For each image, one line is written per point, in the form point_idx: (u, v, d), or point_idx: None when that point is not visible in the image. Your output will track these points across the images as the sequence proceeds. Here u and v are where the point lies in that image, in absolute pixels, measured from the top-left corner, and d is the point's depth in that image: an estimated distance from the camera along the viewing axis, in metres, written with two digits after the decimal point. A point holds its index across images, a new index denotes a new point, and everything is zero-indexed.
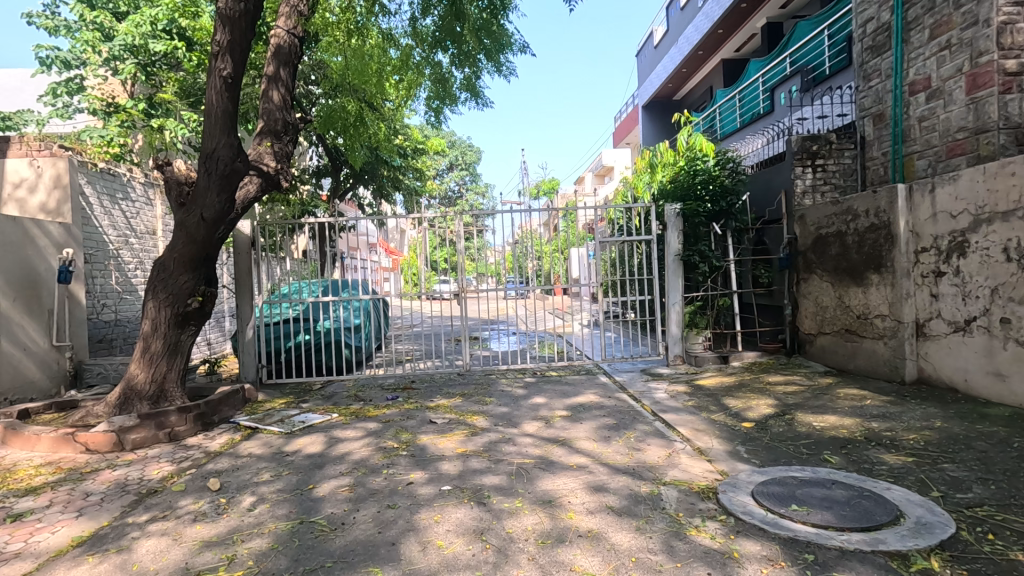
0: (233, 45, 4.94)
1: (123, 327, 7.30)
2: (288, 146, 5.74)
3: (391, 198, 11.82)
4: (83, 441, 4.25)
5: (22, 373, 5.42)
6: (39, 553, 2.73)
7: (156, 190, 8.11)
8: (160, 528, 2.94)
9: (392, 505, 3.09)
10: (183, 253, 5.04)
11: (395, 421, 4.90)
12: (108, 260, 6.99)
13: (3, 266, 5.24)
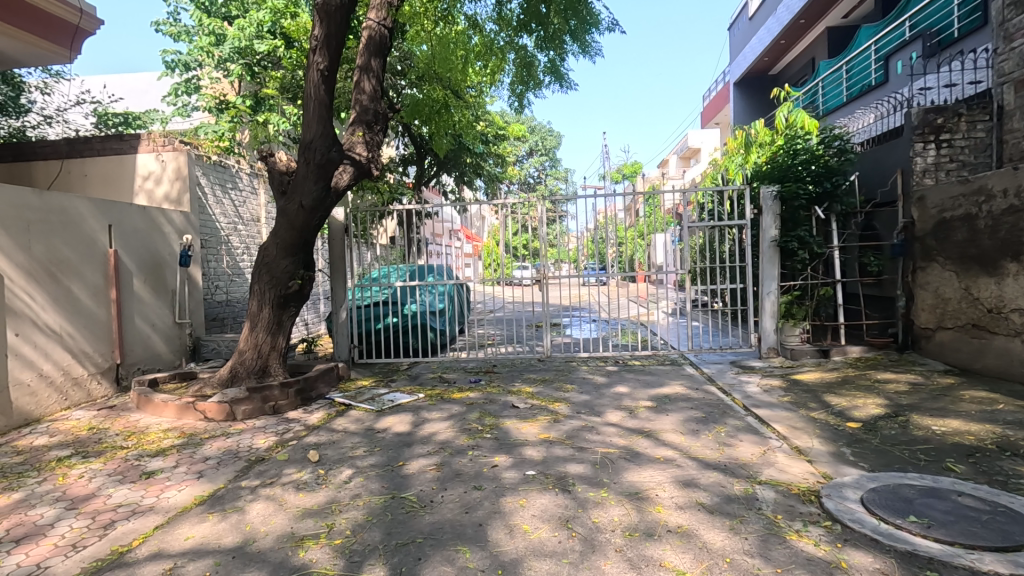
0: (329, 38, 5.16)
1: (234, 307, 7.96)
2: (379, 135, 5.94)
3: (472, 185, 12.00)
4: (201, 409, 4.69)
5: (151, 346, 6.06)
6: (168, 508, 3.04)
7: (260, 180, 8.73)
8: (268, 494, 3.19)
9: (479, 487, 3.15)
10: (283, 239, 5.38)
11: (478, 404, 5.00)
12: (220, 245, 7.63)
13: (134, 250, 5.85)
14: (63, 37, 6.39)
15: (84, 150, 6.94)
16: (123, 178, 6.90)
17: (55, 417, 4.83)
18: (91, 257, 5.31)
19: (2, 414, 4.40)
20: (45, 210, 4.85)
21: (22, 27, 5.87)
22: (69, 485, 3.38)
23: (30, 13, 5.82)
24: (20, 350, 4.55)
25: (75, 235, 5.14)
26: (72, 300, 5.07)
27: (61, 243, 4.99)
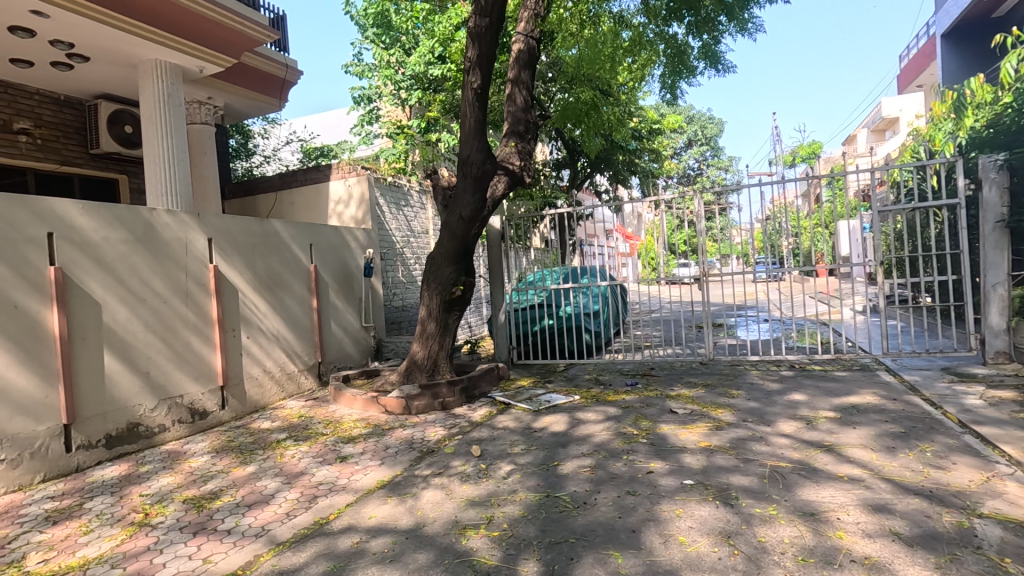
0: (480, 58, 5.47)
1: (409, 312, 8.84)
2: (530, 144, 6.13)
3: (627, 183, 11.79)
4: (383, 403, 5.30)
5: (344, 346, 7.00)
6: (357, 489, 3.50)
7: (428, 196, 9.56)
8: (437, 482, 3.49)
9: (633, 492, 3.09)
10: (447, 248, 5.84)
11: (635, 407, 4.89)
12: (396, 256, 8.54)
13: (329, 263, 6.82)
14: (274, 89, 7.70)
15: (291, 182, 8.26)
16: (321, 203, 8.09)
17: (276, 405, 5.84)
18: (299, 272, 6.33)
19: (239, 401, 5.47)
20: (265, 235, 5.90)
21: (246, 86, 7.19)
22: (284, 463, 4.07)
23: (250, 73, 7.11)
24: (250, 349, 5.61)
25: (286, 254, 6.18)
26: (285, 308, 6.09)
27: (277, 261, 6.03)
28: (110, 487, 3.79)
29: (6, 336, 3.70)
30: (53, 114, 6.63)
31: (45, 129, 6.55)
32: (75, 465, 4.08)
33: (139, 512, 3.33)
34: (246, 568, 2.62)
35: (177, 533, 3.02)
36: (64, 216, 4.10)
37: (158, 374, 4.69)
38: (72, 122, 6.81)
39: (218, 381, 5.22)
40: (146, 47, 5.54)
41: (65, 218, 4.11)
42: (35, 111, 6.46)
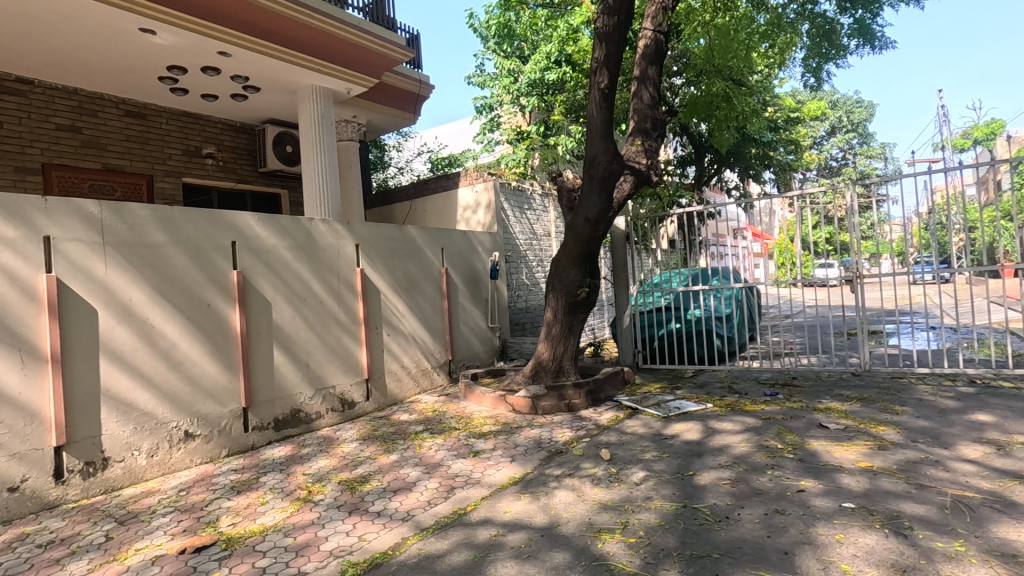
0: (608, 58, 5.42)
1: (532, 313, 9.00)
2: (657, 142, 5.95)
3: (760, 177, 10.98)
4: (511, 402, 5.44)
5: (472, 346, 7.30)
6: (491, 483, 3.62)
7: (550, 199, 9.67)
8: (569, 483, 3.50)
9: (782, 510, 2.85)
10: (572, 250, 5.85)
11: (777, 419, 4.53)
12: (520, 259, 8.73)
13: (458, 266, 7.15)
14: (408, 103, 8.19)
15: (424, 190, 8.79)
16: (450, 209, 8.52)
17: (412, 399, 6.24)
18: (432, 274, 6.72)
19: (381, 393, 5.93)
20: (403, 240, 6.34)
21: (387, 104, 7.77)
22: (423, 454, 4.34)
23: (389, 91, 7.68)
24: (390, 346, 6.07)
25: (421, 258, 6.58)
26: (420, 309, 6.49)
27: (413, 264, 6.45)
28: (279, 464, 4.30)
29: (200, 331, 4.36)
30: (232, 140, 7.72)
31: (226, 152, 7.64)
32: (252, 444, 4.69)
33: (304, 489, 3.74)
34: (396, 549, 2.82)
35: (335, 511, 3.34)
36: (243, 227, 4.73)
37: (315, 366, 5.24)
38: (246, 145, 7.87)
39: (363, 374, 5.71)
40: (304, 74, 6.23)
41: (243, 229, 4.73)
42: (219, 138, 7.56)
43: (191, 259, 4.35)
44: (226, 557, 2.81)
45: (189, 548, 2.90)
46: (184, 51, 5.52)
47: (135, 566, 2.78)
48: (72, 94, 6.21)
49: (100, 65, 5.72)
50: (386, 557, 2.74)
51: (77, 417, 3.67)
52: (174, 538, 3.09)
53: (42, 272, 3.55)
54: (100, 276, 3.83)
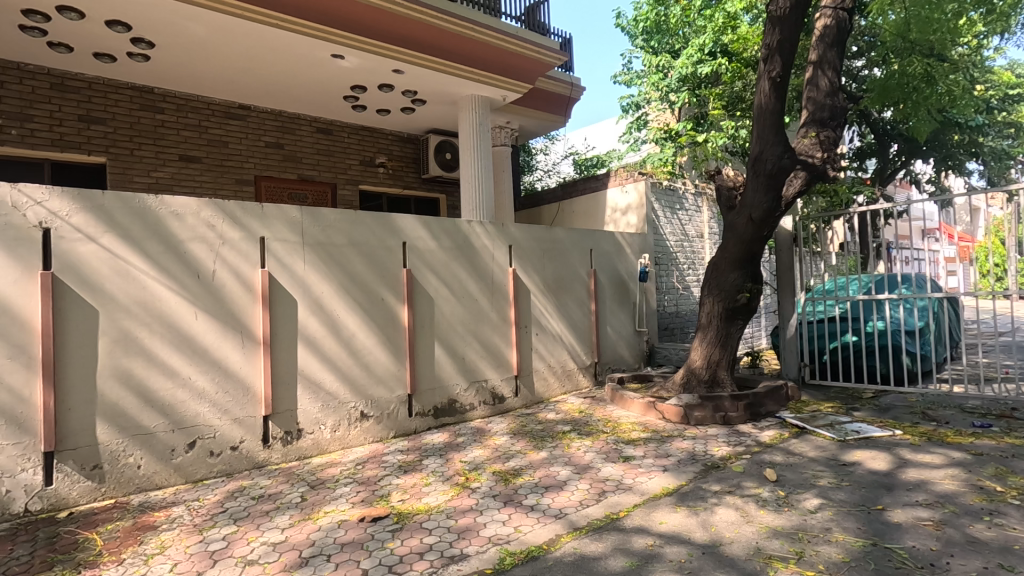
0: (782, 43, 5.00)
1: (682, 318, 8.61)
2: (835, 132, 5.34)
3: (965, 168, 9.34)
4: (661, 409, 5.26)
5: (618, 349, 7.19)
6: (643, 491, 3.52)
7: (703, 199, 9.18)
8: (730, 501, 3.28)
9: (1010, 566, 2.38)
10: (733, 253, 5.48)
11: (992, 456, 3.80)
12: (670, 261, 8.40)
13: (606, 268, 7.08)
14: (560, 107, 8.26)
15: (572, 192, 8.83)
16: (598, 211, 8.47)
17: (558, 399, 6.32)
18: (581, 276, 6.74)
19: (529, 390, 6.09)
20: (553, 242, 6.43)
21: (541, 109, 7.95)
22: (572, 454, 4.36)
23: (540, 95, 7.82)
24: (538, 346, 6.21)
25: (570, 259, 6.63)
26: (568, 310, 6.55)
27: (562, 265, 6.52)
28: (439, 450, 4.62)
29: (374, 323, 4.84)
30: (400, 149, 8.47)
31: (395, 161, 8.41)
32: (414, 428, 5.10)
33: (462, 475, 3.97)
34: (551, 544, 2.86)
35: (491, 499, 3.49)
36: (412, 230, 5.14)
37: (470, 361, 5.54)
38: (411, 154, 8.58)
39: (512, 370, 5.92)
40: (466, 85, 6.62)
41: (412, 231, 5.15)
42: (389, 148, 8.35)
43: (369, 259, 4.85)
44: (398, 530, 3.08)
45: (367, 517, 3.23)
46: (365, 72, 6.17)
47: (326, 526, 3.17)
48: (277, 116, 7.29)
49: (300, 89, 6.63)
50: (542, 551, 2.80)
51: (279, 392, 4.29)
52: (354, 506, 3.46)
53: (258, 268, 4.21)
54: (299, 272, 4.42)
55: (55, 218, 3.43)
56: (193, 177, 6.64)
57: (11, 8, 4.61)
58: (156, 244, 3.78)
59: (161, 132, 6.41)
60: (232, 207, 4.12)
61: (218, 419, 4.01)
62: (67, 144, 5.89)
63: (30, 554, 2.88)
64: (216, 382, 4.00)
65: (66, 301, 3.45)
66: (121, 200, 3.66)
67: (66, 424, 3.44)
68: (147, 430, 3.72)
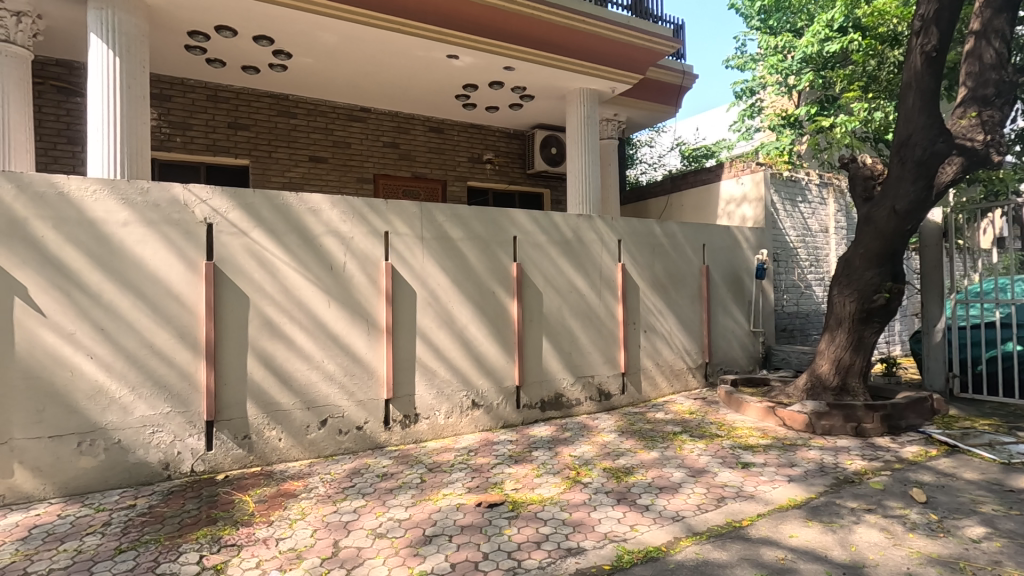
0: (940, 13, 4.45)
1: (803, 319, 7.98)
2: (1002, 111, 4.67)
3: None
4: (782, 416, 4.92)
5: (731, 349, 6.82)
6: (768, 501, 3.32)
7: (829, 190, 8.41)
8: (871, 520, 2.99)
9: None
10: (870, 249, 4.97)
11: None
12: (791, 258, 7.82)
13: (720, 264, 6.73)
14: (670, 96, 7.93)
15: (682, 184, 8.49)
16: (710, 204, 8.06)
17: (666, 398, 6.13)
18: (693, 273, 6.46)
19: (636, 389, 5.96)
20: (664, 236, 6.21)
21: (651, 100, 7.72)
22: (685, 456, 4.21)
23: (650, 84, 7.58)
24: (646, 344, 6.05)
25: (681, 255, 6.37)
26: (678, 308, 6.31)
27: (673, 262, 6.28)
28: (547, 442, 4.65)
29: (486, 315, 4.97)
30: (506, 145, 8.62)
31: (502, 157, 8.56)
32: (522, 419, 5.19)
33: (572, 470, 3.97)
34: (670, 546, 2.78)
35: (604, 496, 3.46)
36: (522, 224, 5.19)
37: (578, 356, 5.52)
38: (518, 149, 8.70)
39: (620, 367, 5.82)
40: (575, 79, 6.57)
41: (523, 226, 5.20)
42: (496, 144, 8.52)
43: (482, 253, 4.97)
44: (513, 518, 3.14)
45: (483, 503, 3.33)
46: (478, 70, 6.33)
47: (445, 508, 3.30)
48: (394, 117, 7.69)
49: (416, 90, 6.94)
50: (661, 553, 2.72)
51: (399, 377, 4.55)
52: (470, 491, 3.58)
53: (382, 260, 4.48)
54: (417, 265, 4.63)
55: (216, 215, 3.87)
56: (320, 176, 7.20)
57: (180, 31, 5.23)
58: (295, 238, 4.14)
59: (294, 136, 7.01)
60: (360, 204, 4.40)
61: (346, 400, 4.33)
62: (219, 149, 6.62)
63: (197, 509, 3.29)
64: (343, 367, 4.31)
65: (224, 288, 3.88)
66: (268, 198, 4.05)
67: (223, 398, 3.88)
68: (286, 407, 4.10)
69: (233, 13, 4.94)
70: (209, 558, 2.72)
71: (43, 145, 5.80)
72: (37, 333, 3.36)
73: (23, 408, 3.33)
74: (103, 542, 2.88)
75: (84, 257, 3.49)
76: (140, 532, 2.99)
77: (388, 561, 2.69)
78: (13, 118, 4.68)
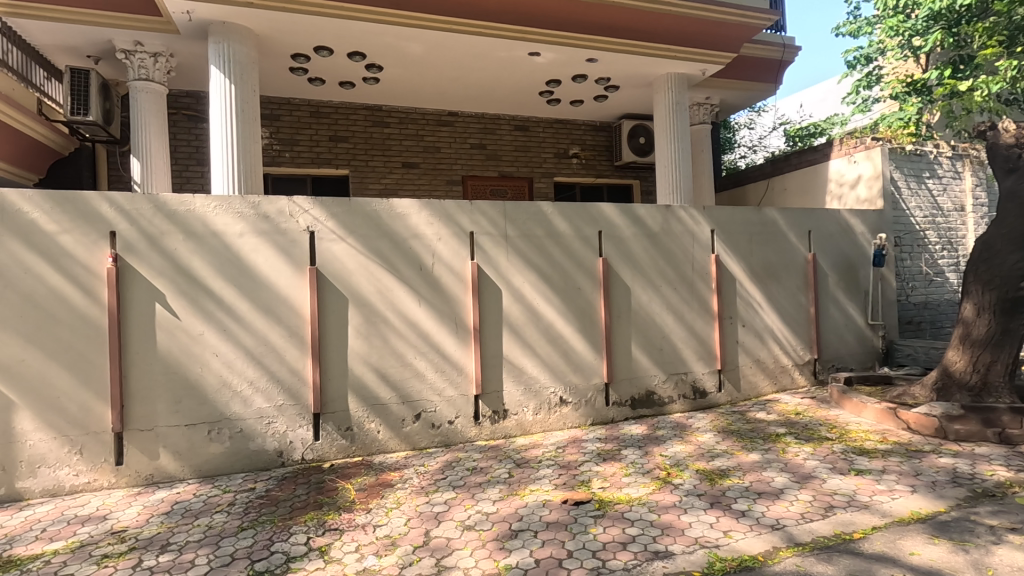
0: None
1: (933, 310, 7.11)
2: None
3: None
4: (905, 418, 4.43)
5: (844, 345, 6.24)
6: (884, 512, 3.01)
7: (965, 162, 7.41)
8: (1014, 541, 2.62)
9: None
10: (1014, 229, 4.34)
11: None
12: (917, 242, 6.98)
13: (830, 252, 6.17)
14: (769, 73, 7.39)
15: (785, 167, 7.89)
16: (818, 186, 7.41)
17: (769, 398, 5.73)
18: (798, 261, 5.98)
19: (734, 386, 5.64)
20: (763, 224, 5.80)
21: (748, 79, 7.27)
22: (788, 460, 3.92)
23: (747, 64, 7.14)
24: (745, 340, 5.70)
25: (783, 243, 5.91)
26: (780, 300, 5.88)
27: (773, 251, 5.85)
28: (637, 441, 4.54)
29: (572, 312, 4.94)
30: (592, 138, 8.48)
31: (588, 150, 8.45)
32: (611, 417, 5.10)
33: (663, 470, 3.84)
34: (768, 556, 2.61)
35: (696, 499, 3.31)
36: (607, 218, 5.09)
37: (669, 352, 5.33)
38: (604, 142, 8.53)
39: (716, 363, 5.54)
40: (662, 64, 6.32)
41: (608, 219, 5.10)
42: (582, 138, 8.42)
43: (566, 249, 4.94)
44: (600, 517, 3.11)
45: (569, 500, 3.32)
46: (560, 65, 6.29)
47: (532, 503, 3.34)
48: (480, 119, 7.86)
49: (501, 90, 7.04)
50: (757, 562, 2.56)
51: (487, 374, 4.66)
52: (557, 488, 3.59)
53: (468, 260, 4.60)
54: (502, 264, 4.71)
55: (317, 223, 4.18)
56: (413, 181, 7.54)
57: (284, 55, 5.70)
58: (387, 241, 4.37)
59: (388, 144, 7.40)
60: (446, 206, 4.55)
61: (438, 395, 4.51)
62: (323, 161, 7.16)
63: (306, 494, 3.58)
64: (434, 364, 4.49)
65: (326, 290, 4.19)
66: (362, 205, 4.31)
67: (327, 392, 4.20)
68: (384, 401, 4.35)
69: (328, 33, 5.30)
70: (315, 539, 2.96)
71: (178, 168, 6.61)
72: (174, 334, 3.84)
73: (165, 399, 3.82)
74: (229, 519, 3.24)
75: (208, 266, 3.92)
76: (258, 513, 3.32)
77: (475, 552, 2.77)
78: (153, 144, 5.43)
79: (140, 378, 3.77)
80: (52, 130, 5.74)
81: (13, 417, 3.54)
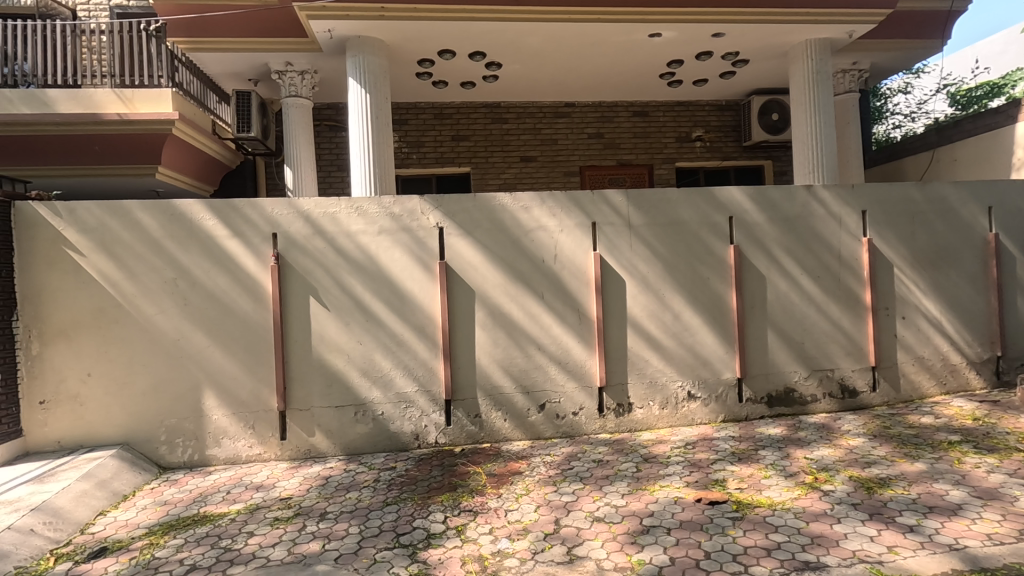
0: None
1: None
2: None
3: None
4: None
5: None
6: None
7: None
8: None
9: None
10: None
11: None
12: None
13: (1018, 230, 5.23)
14: (936, 27, 6.43)
15: (953, 134, 6.84)
16: (998, 154, 6.33)
17: (936, 400, 5.03)
18: (974, 242, 5.15)
19: (892, 386, 5.02)
20: (929, 201, 5.06)
21: (908, 37, 6.39)
22: (966, 471, 3.41)
23: (907, 19, 6.25)
24: (905, 334, 5.04)
25: (956, 222, 5.12)
26: (951, 288, 5.11)
27: (942, 232, 5.09)
28: (776, 442, 4.22)
29: (701, 303, 4.70)
30: (718, 119, 7.98)
31: (713, 132, 7.97)
32: (745, 415, 4.79)
33: (808, 474, 3.53)
34: None
35: (851, 508, 3.00)
36: (738, 202, 4.76)
37: (812, 346, 4.87)
38: (731, 121, 7.99)
39: (869, 360, 4.97)
40: (800, 30, 5.75)
41: (739, 204, 4.76)
42: (706, 119, 7.95)
43: (693, 237, 4.70)
44: (738, 519, 2.94)
45: (704, 499, 3.17)
46: (684, 43, 5.97)
47: (663, 500, 3.24)
48: (598, 107, 7.73)
49: (619, 77, 6.87)
50: None
51: (611, 366, 4.59)
52: (689, 485, 3.45)
53: (590, 251, 4.56)
54: (625, 254, 4.60)
55: (446, 220, 4.39)
56: (531, 175, 7.65)
57: (411, 61, 6.02)
58: (510, 235, 4.47)
59: (507, 140, 7.56)
60: (568, 198, 4.54)
61: (561, 386, 4.53)
62: (447, 160, 7.50)
63: (441, 476, 3.80)
64: (557, 355, 4.52)
65: (455, 284, 4.39)
66: (487, 200, 4.44)
67: (458, 381, 4.40)
68: (510, 391, 4.47)
69: (452, 37, 5.50)
70: (452, 519, 3.13)
71: (322, 174, 7.31)
72: (325, 324, 4.25)
73: (318, 383, 4.25)
74: (375, 494, 3.53)
75: (351, 262, 4.28)
76: (400, 490, 3.58)
77: (607, 544, 2.76)
78: (303, 152, 6.08)
79: (298, 364, 4.22)
80: (222, 147, 6.55)
81: (200, 395, 4.15)
